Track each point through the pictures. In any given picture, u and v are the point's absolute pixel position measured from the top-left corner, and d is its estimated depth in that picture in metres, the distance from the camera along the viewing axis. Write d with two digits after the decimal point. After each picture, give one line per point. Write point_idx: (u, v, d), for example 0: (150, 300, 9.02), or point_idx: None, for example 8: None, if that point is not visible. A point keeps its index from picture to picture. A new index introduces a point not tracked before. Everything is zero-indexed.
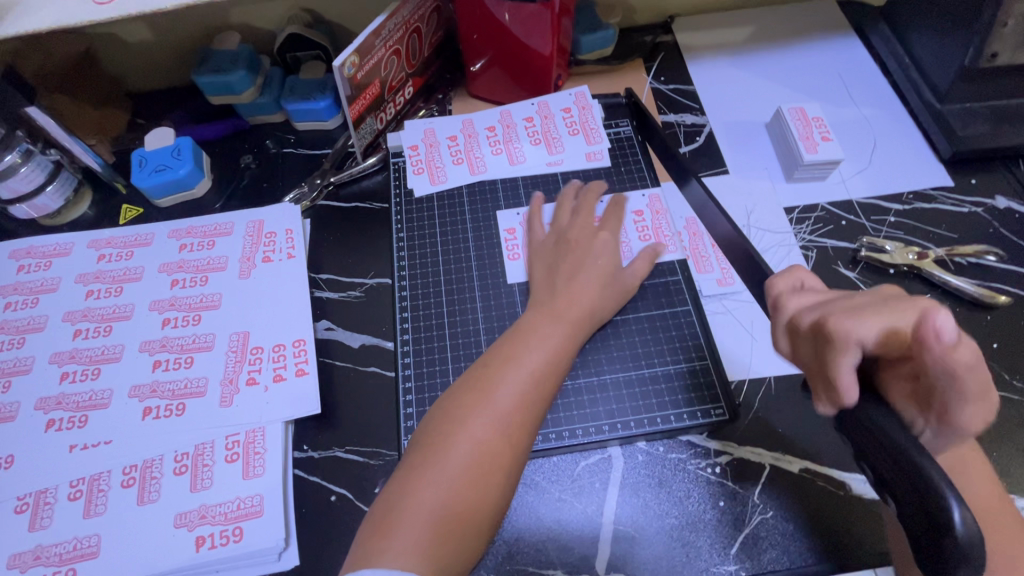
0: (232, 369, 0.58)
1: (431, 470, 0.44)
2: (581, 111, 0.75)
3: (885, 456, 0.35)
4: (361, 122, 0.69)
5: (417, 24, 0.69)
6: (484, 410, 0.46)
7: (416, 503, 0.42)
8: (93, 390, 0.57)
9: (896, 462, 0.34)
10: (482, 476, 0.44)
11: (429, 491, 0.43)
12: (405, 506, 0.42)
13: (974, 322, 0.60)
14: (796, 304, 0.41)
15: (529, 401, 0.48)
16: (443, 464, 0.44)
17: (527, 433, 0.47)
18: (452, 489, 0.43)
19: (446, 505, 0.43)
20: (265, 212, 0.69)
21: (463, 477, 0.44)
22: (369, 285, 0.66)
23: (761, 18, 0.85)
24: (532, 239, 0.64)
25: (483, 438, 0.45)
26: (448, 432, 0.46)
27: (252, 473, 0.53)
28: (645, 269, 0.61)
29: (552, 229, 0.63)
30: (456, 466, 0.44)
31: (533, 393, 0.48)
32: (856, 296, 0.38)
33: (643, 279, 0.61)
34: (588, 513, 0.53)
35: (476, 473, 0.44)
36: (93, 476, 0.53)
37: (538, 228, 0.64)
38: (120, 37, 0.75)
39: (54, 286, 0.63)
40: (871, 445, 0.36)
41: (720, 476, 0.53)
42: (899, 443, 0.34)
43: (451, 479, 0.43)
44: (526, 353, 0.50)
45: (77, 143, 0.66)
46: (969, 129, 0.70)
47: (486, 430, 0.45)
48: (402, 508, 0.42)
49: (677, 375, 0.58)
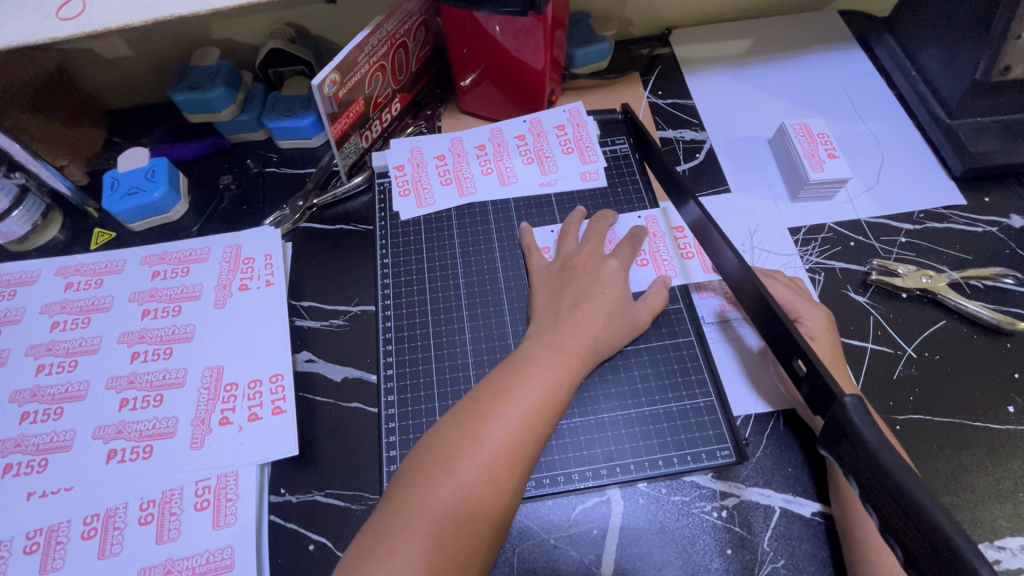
0: (204, 408, 0.55)
1: (411, 518, 0.40)
2: (576, 128, 0.72)
3: (914, 529, 0.32)
4: (345, 141, 0.66)
5: (403, 39, 0.66)
6: (472, 452, 0.43)
7: (391, 559, 0.38)
8: (54, 431, 0.54)
9: (927, 539, 0.31)
10: (465, 526, 0.40)
11: (408, 542, 0.39)
12: (379, 560, 0.38)
13: (993, 350, 0.57)
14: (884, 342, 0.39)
15: (521, 445, 0.44)
16: (423, 511, 0.40)
17: (517, 480, 0.43)
18: (432, 541, 0.39)
19: (425, 560, 0.38)
20: (243, 237, 0.65)
21: (444, 528, 0.40)
22: (352, 313, 0.62)
23: (761, 30, 0.83)
24: (534, 268, 0.61)
25: (469, 484, 0.41)
26: (430, 476, 0.42)
27: (224, 522, 0.50)
28: (658, 302, 0.57)
29: (556, 256, 0.60)
30: (437, 516, 0.40)
31: (526, 435, 0.44)
32: None
33: (656, 313, 0.57)
34: (584, 563, 0.49)
35: (460, 524, 0.40)
36: (51, 527, 0.49)
37: (539, 256, 0.61)
38: (95, 53, 0.72)
39: (17, 317, 0.60)
40: (897, 516, 0.33)
41: (727, 521, 0.50)
42: (930, 514, 0.31)
43: (431, 529, 0.40)
44: (520, 390, 0.46)
45: (44, 166, 0.63)
46: (981, 145, 0.67)
47: (473, 475, 0.42)
48: (378, 562, 0.38)
49: (680, 413, 0.54)
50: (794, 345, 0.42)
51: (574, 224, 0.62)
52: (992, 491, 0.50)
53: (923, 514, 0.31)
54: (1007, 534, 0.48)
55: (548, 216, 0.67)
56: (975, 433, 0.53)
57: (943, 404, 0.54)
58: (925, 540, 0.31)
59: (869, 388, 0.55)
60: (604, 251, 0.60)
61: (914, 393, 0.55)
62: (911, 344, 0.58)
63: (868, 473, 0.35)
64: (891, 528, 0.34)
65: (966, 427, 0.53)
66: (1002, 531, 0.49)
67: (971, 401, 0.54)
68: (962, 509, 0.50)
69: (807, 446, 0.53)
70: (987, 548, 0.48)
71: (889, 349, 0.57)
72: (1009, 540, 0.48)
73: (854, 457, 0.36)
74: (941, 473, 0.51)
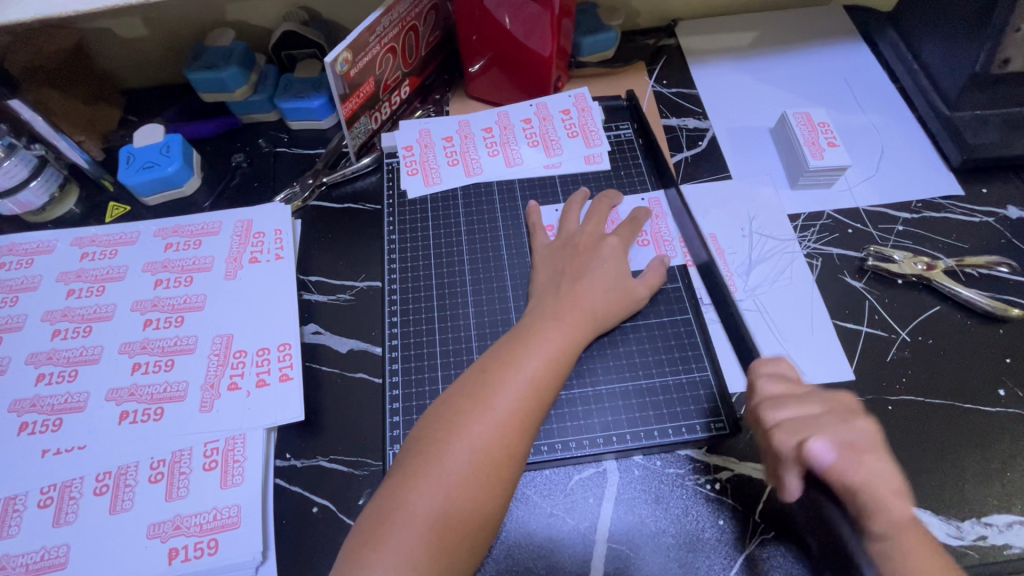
0: (214, 373, 0.56)
1: (428, 476, 0.42)
2: (581, 112, 0.73)
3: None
4: (355, 121, 0.67)
5: (413, 22, 0.68)
6: (481, 417, 0.44)
7: (410, 518, 0.40)
8: (69, 392, 0.55)
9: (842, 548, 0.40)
10: (480, 487, 0.42)
11: (425, 501, 0.41)
12: (397, 520, 0.40)
13: (985, 335, 0.58)
14: (768, 391, 0.48)
15: (526, 411, 0.45)
16: (439, 472, 0.42)
17: (523, 444, 0.45)
18: (448, 502, 0.41)
19: (443, 516, 0.41)
20: (254, 212, 0.67)
21: (459, 489, 0.42)
22: (359, 288, 0.64)
23: (766, 23, 0.84)
24: (537, 245, 0.62)
25: (482, 447, 0.43)
26: (444, 439, 0.43)
27: (231, 482, 0.51)
28: (658, 279, 0.58)
29: (559, 234, 0.62)
30: (452, 478, 0.42)
31: (531, 401, 0.46)
32: (810, 400, 0.46)
33: (655, 289, 0.59)
34: (581, 529, 0.50)
35: (475, 485, 0.42)
36: (64, 483, 0.51)
37: (543, 234, 0.63)
38: (112, 32, 0.74)
39: (35, 284, 0.62)
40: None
41: (720, 493, 0.51)
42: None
43: (448, 491, 0.41)
44: (524, 359, 0.48)
45: (63, 139, 0.64)
46: (980, 137, 0.68)
47: (484, 439, 0.43)
48: (397, 520, 0.40)
49: (676, 387, 0.55)
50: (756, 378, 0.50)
51: (577, 204, 0.64)
52: (981, 470, 0.51)
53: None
54: (994, 512, 0.50)
55: (551, 198, 0.68)
56: (966, 415, 0.54)
57: (936, 386, 0.55)
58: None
59: (863, 369, 0.57)
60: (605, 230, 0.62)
61: (907, 375, 0.56)
62: (904, 328, 0.59)
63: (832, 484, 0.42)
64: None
65: (957, 408, 0.54)
66: (989, 509, 0.50)
67: (962, 383, 0.56)
68: (950, 486, 0.51)
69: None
70: (973, 525, 0.49)
71: (883, 332, 0.59)
72: (995, 517, 0.49)
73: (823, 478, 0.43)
74: (929, 451, 0.52)
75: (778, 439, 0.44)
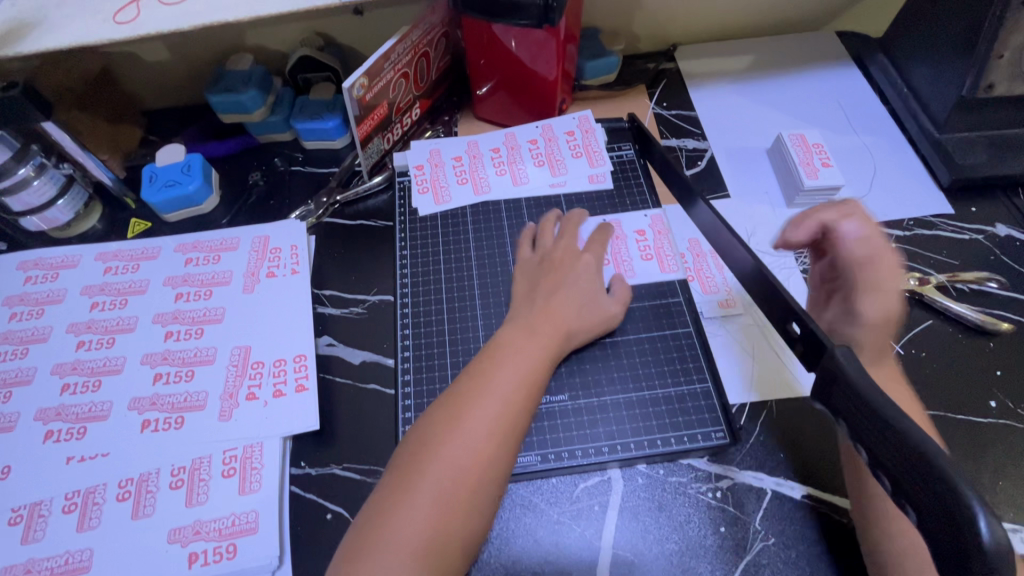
0: (232, 383, 0.59)
1: (423, 477, 0.44)
2: (585, 134, 0.76)
3: (899, 457, 0.34)
4: (368, 142, 0.70)
5: (425, 49, 0.71)
6: (469, 423, 0.47)
7: (395, 528, 0.42)
8: (93, 401, 0.57)
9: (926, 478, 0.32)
10: (470, 487, 0.44)
11: (419, 500, 0.43)
12: (383, 532, 0.42)
13: (976, 349, 0.60)
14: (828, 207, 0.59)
15: (508, 415, 0.48)
16: (428, 476, 0.44)
17: (508, 446, 0.47)
18: (440, 502, 0.43)
19: (434, 515, 0.43)
20: (270, 229, 0.70)
21: (451, 491, 0.44)
22: (372, 302, 0.66)
23: (762, 47, 0.87)
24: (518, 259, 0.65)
25: (470, 451, 0.45)
26: (438, 440, 0.46)
27: (249, 489, 0.53)
28: (627, 295, 0.61)
29: (536, 250, 0.64)
30: (443, 479, 0.44)
31: (515, 407, 0.48)
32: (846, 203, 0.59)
33: (627, 304, 0.61)
34: (586, 536, 0.52)
35: (464, 485, 0.44)
36: (87, 489, 0.53)
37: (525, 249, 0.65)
38: (136, 56, 0.78)
39: (60, 297, 0.64)
40: (883, 449, 0.35)
41: (722, 501, 0.53)
42: (918, 445, 0.33)
43: (429, 503, 0.43)
44: (508, 366, 0.51)
45: (90, 158, 0.67)
46: (968, 158, 0.71)
47: (471, 443, 0.46)
48: (394, 517, 0.43)
49: (678, 398, 0.57)
50: (789, 310, 0.46)
51: (551, 222, 0.66)
52: (975, 479, 0.53)
53: (927, 460, 0.32)
54: None
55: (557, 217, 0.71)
56: (960, 426, 0.56)
57: (931, 398, 0.57)
58: (920, 475, 0.33)
59: None
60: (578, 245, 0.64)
61: None
62: (899, 341, 0.61)
63: (858, 412, 0.38)
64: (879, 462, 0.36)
65: (950, 420, 0.56)
66: None
67: (956, 395, 0.58)
68: None
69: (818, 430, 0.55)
70: None
71: None
72: None
73: (845, 401, 0.39)
74: None
75: (824, 212, 0.58)
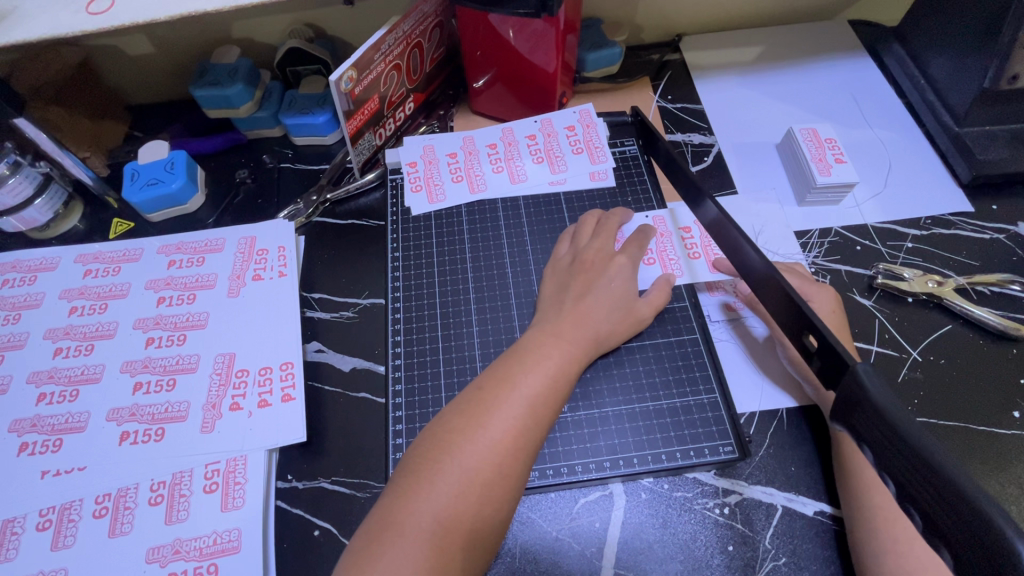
0: (216, 393, 0.56)
1: (450, 461, 0.42)
2: (586, 128, 0.73)
3: (933, 494, 0.31)
4: (359, 137, 0.67)
5: (418, 40, 0.68)
6: (501, 410, 0.45)
7: (401, 543, 0.39)
8: (69, 412, 0.55)
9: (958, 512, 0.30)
10: (497, 475, 0.42)
11: (446, 483, 0.41)
12: (387, 545, 0.39)
13: (999, 356, 0.57)
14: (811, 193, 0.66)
15: (538, 405, 0.46)
16: (440, 485, 0.41)
17: (536, 436, 0.45)
18: (465, 492, 0.41)
19: (458, 502, 0.41)
20: (257, 229, 0.67)
21: (477, 478, 0.42)
22: (363, 305, 0.63)
23: (772, 38, 0.83)
24: (553, 257, 0.62)
25: (501, 437, 0.43)
26: (450, 447, 0.43)
27: (231, 505, 0.50)
28: (663, 299, 0.58)
29: (571, 248, 0.61)
30: (470, 468, 0.42)
31: (538, 409, 0.46)
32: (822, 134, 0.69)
33: (660, 309, 0.58)
34: (586, 555, 0.49)
35: (492, 472, 0.42)
36: (63, 505, 0.50)
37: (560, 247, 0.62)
38: (119, 49, 0.74)
39: (37, 302, 0.61)
40: (915, 482, 0.33)
41: (729, 518, 0.50)
42: (957, 483, 0.30)
43: (440, 516, 0.40)
44: (538, 359, 0.49)
45: (68, 156, 0.64)
46: (988, 153, 0.67)
47: (502, 430, 0.44)
48: (417, 502, 0.40)
49: (684, 410, 0.55)
50: (803, 320, 0.43)
51: (589, 222, 0.63)
52: (998, 494, 0.50)
53: (963, 498, 0.30)
54: None
55: (557, 216, 0.68)
56: (981, 437, 0.53)
57: (950, 408, 0.54)
58: (955, 511, 0.30)
59: None
60: (614, 247, 0.61)
61: (919, 396, 0.55)
62: (915, 347, 0.58)
63: (882, 439, 0.35)
64: (909, 495, 0.33)
65: (971, 431, 0.53)
66: None
67: (976, 405, 0.54)
68: None
69: (818, 430, 0.53)
70: None
71: (894, 352, 0.58)
72: None
73: (867, 425, 0.37)
74: None
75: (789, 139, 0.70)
